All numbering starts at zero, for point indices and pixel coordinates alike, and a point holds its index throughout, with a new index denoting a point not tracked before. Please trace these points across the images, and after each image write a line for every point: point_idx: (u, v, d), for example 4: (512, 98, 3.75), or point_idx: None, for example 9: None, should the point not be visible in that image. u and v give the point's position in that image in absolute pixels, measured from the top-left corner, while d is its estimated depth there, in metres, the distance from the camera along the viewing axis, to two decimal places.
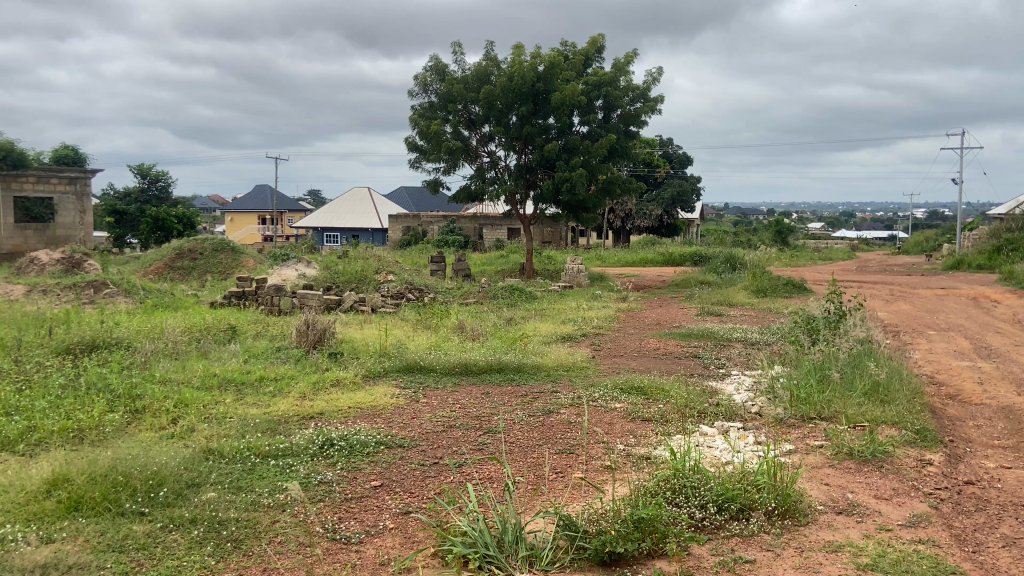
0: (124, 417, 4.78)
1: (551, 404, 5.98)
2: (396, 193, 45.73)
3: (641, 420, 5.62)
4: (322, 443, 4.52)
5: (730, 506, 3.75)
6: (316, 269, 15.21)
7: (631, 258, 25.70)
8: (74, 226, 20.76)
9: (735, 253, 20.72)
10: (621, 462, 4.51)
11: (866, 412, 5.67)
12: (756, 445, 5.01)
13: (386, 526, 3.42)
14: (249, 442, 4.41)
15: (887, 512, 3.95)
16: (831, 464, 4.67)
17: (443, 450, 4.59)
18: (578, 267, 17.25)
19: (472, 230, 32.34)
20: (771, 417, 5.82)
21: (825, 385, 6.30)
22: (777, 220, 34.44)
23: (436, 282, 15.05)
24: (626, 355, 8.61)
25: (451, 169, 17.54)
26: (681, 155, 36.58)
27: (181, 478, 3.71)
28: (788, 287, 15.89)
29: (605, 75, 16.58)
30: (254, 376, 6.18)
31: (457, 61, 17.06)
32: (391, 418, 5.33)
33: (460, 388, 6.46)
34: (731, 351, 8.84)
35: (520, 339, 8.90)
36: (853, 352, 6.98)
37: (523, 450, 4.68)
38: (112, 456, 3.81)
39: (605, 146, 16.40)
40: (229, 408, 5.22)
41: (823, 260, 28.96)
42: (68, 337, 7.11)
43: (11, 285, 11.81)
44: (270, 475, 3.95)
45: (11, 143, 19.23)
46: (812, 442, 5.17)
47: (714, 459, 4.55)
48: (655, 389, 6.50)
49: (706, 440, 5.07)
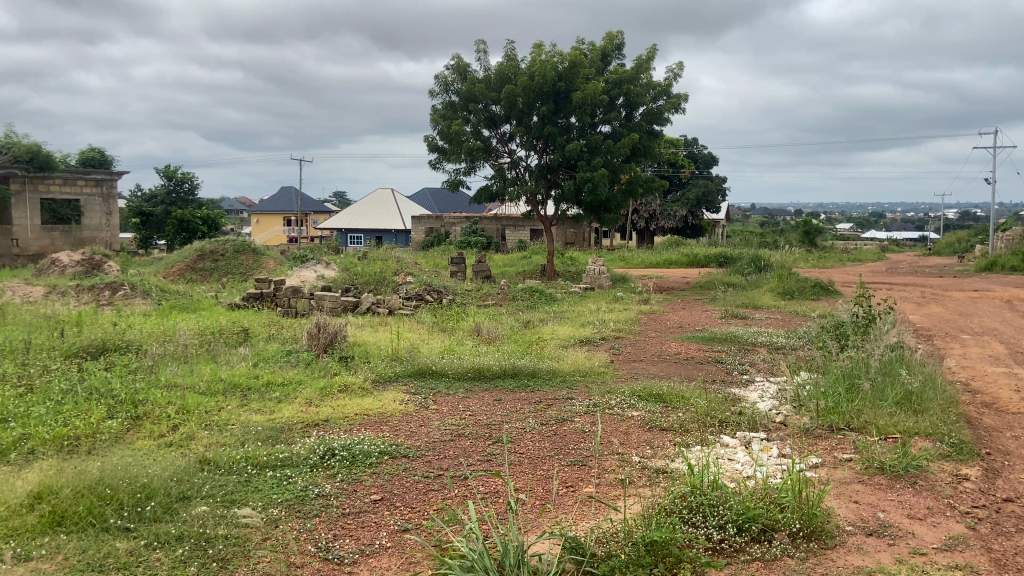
0: (123, 424, 4.66)
1: (565, 411, 5.77)
2: (419, 194, 45.75)
3: (659, 430, 5.37)
4: (323, 453, 4.34)
5: (750, 527, 3.51)
6: (335, 271, 15.10)
7: (654, 260, 25.36)
8: (100, 227, 20.92)
9: (761, 254, 20.30)
10: (636, 476, 4.27)
11: (898, 423, 5.37)
12: (780, 458, 4.74)
13: (382, 544, 3.23)
14: (247, 451, 4.25)
15: (921, 534, 3.68)
16: (861, 480, 4.39)
17: (449, 461, 4.40)
18: (599, 268, 17.01)
19: (495, 231, 32.16)
20: (797, 427, 5.54)
21: (854, 394, 6.01)
22: (805, 220, 33.84)
23: (455, 284, 14.87)
24: (646, 360, 8.36)
25: (472, 169, 17.39)
26: (706, 155, 36.15)
27: (172, 491, 3.56)
28: (815, 289, 15.51)
29: (626, 73, 16.31)
30: (261, 381, 6.02)
31: (478, 61, 16.91)
32: (399, 426, 5.14)
33: (472, 395, 6.27)
34: (755, 356, 8.54)
35: (538, 343, 8.68)
36: (885, 359, 6.66)
37: (533, 461, 4.47)
38: (101, 467, 3.66)
39: (628, 145, 16.12)
40: (232, 414, 5.07)
41: (852, 262, 28.34)
42: (79, 339, 7.05)
43: (32, 286, 11.85)
44: (266, 487, 3.78)
45: (38, 145, 19.40)
46: (840, 455, 4.89)
47: (734, 474, 4.30)
48: (674, 397, 6.24)
49: (726, 452, 4.82)
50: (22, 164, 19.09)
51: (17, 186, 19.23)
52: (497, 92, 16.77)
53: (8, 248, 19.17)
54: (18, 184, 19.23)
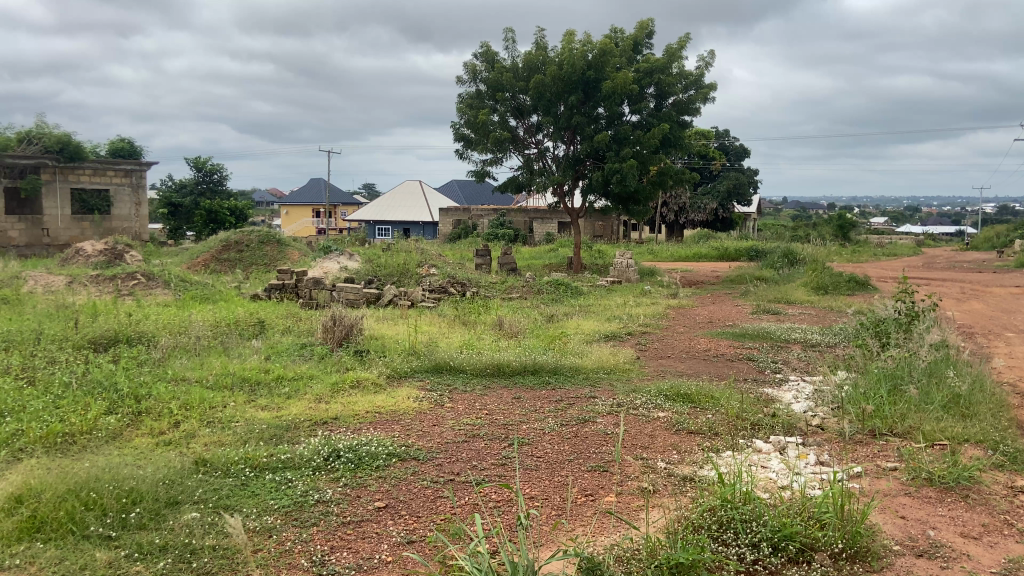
0: (121, 420, 4.46)
1: (586, 411, 5.46)
2: (446, 186, 45.56)
3: (686, 433, 5.05)
4: (328, 454, 4.09)
5: (787, 547, 3.19)
6: (359, 262, 14.95)
7: (683, 253, 24.89)
8: (129, 217, 20.98)
9: (793, 248, 19.71)
10: (661, 485, 3.97)
11: (946, 429, 4.98)
12: (818, 466, 4.38)
13: (382, 560, 2.96)
14: (247, 451, 4.02)
15: (978, 555, 3.32)
16: (907, 493, 4.03)
17: (460, 465, 4.13)
18: (627, 261, 16.62)
19: (522, 223, 31.81)
20: (836, 432, 5.17)
21: (897, 396, 5.64)
22: (839, 214, 33.02)
23: (479, 277, 14.57)
24: (674, 356, 8.03)
25: (498, 159, 17.11)
26: (737, 146, 35.55)
27: (161, 495, 3.33)
28: (850, 284, 15.01)
29: (658, 62, 15.86)
30: (271, 376, 5.80)
31: (506, 49, 16.60)
32: (410, 425, 4.88)
33: (490, 392, 6.00)
34: (789, 354, 8.15)
35: (560, 338, 8.36)
36: (930, 360, 6.26)
37: (551, 466, 4.19)
38: (88, 468, 3.46)
39: (658, 136, 15.69)
40: (237, 410, 4.84)
41: (888, 256, 27.50)
42: (91, 330, 6.91)
43: (54, 276, 11.81)
44: (263, 492, 3.54)
45: (68, 135, 19.60)
46: (883, 463, 4.52)
47: (769, 484, 3.97)
48: (702, 397, 5.92)
49: (760, 458, 4.49)
50: (53, 154, 19.19)
51: (47, 175, 19.33)
52: (525, 82, 16.45)
53: (39, 238, 19.27)
54: (48, 174, 19.34)
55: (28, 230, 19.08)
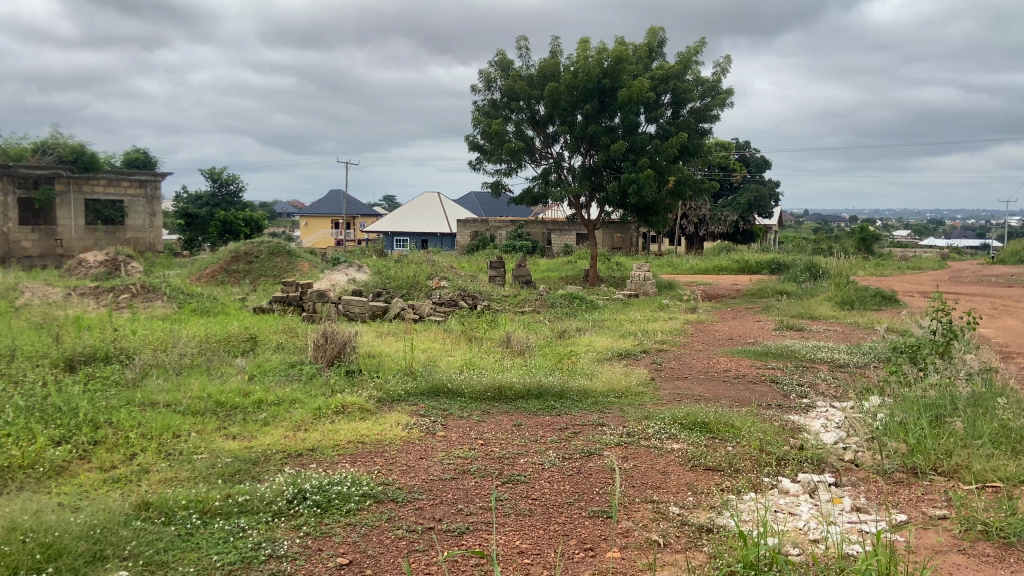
0: (70, 452, 4.02)
1: (592, 442, 4.94)
2: (464, 197, 45.13)
3: (704, 470, 4.49)
4: (293, 495, 3.60)
5: None
6: (367, 274, 14.51)
7: (703, 266, 24.24)
8: (143, 228, 20.77)
9: (816, 261, 18.94)
10: (674, 535, 3.44)
11: (998, 467, 4.38)
12: (854, 513, 3.83)
13: None
14: (199, 492, 3.54)
15: None
16: (960, 550, 3.45)
17: (443, 509, 3.62)
18: (644, 274, 16.01)
19: (540, 235, 31.31)
20: (873, 470, 4.60)
21: (940, 428, 5.02)
22: (863, 226, 32.20)
23: (491, 289, 14.02)
24: (691, 377, 7.48)
25: (513, 170, 16.68)
26: (759, 158, 34.82)
27: (85, 550, 2.87)
28: (877, 299, 14.32)
29: (673, 69, 15.34)
30: (250, 400, 5.32)
31: (522, 57, 16.18)
32: (393, 458, 4.39)
33: (488, 418, 5.50)
34: (815, 375, 7.57)
35: (569, 356, 7.81)
36: (974, 389, 5.61)
37: (548, 511, 3.68)
38: (7, 515, 3.01)
39: (675, 145, 15.14)
40: (203, 440, 4.37)
41: (915, 270, 26.66)
42: (70, 346, 6.52)
43: (51, 287, 11.44)
44: (209, 544, 3.07)
45: (83, 145, 19.28)
46: (930, 510, 3.95)
47: (799, 537, 3.44)
48: (722, 426, 5.35)
49: (786, 503, 3.93)
50: (67, 165, 18.95)
51: (61, 187, 19.11)
52: (540, 90, 16.01)
53: (52, 249, 19.07)
54: (62, 184, 19.10)
55: (40, 241, 18.83)
